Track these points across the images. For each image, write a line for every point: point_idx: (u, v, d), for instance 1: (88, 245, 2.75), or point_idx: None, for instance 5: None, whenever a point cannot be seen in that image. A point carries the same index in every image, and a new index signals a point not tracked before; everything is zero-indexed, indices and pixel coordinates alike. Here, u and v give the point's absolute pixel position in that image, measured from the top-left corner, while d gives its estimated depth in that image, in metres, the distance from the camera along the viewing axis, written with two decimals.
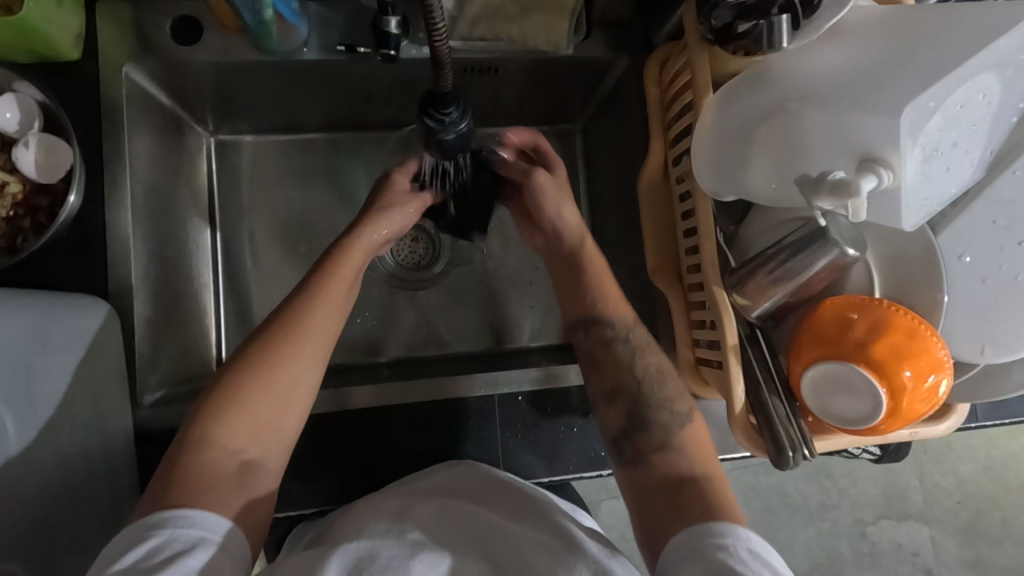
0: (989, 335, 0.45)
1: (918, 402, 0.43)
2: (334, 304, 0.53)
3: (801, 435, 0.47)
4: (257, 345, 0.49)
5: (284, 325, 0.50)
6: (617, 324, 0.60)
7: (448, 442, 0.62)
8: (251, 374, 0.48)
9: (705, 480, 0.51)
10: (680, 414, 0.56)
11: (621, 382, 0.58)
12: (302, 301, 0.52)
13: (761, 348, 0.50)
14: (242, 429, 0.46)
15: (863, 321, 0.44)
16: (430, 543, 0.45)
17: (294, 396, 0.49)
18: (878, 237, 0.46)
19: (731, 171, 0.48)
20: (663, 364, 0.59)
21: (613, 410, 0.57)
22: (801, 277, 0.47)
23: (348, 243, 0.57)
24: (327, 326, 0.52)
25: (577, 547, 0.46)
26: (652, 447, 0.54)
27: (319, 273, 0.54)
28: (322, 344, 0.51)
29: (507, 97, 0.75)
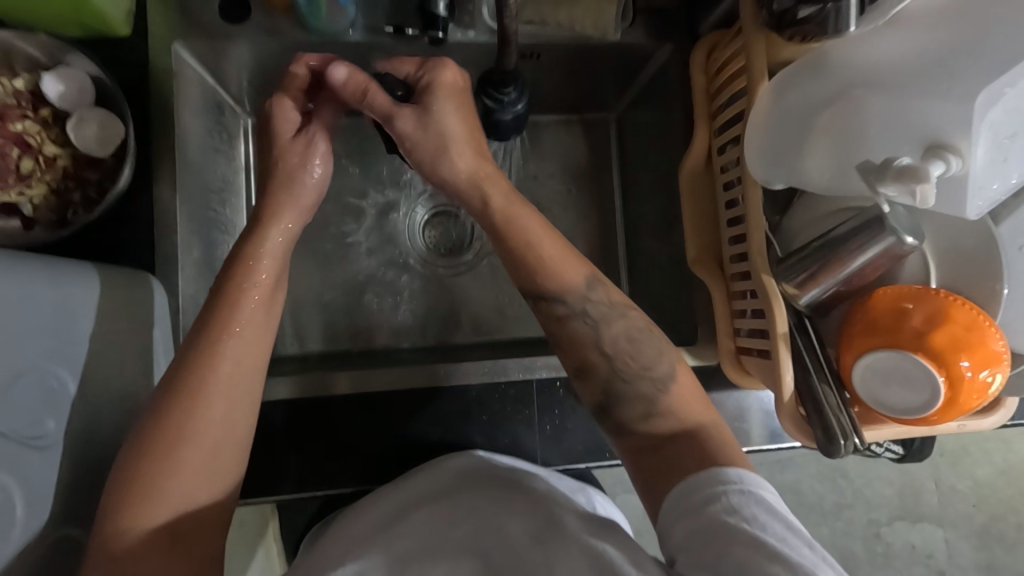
0: None
1: (974, 394, 0.42)
2: (239, 348, 0.48)
3: (852, 424, 0.47)
4: (156, 422, 0.45)
5: (185, 390, 0.46)
6: (569, 296, 0.54)
7: (484, 426, 0.62)
8: (154, 457, 0.44)
9: (697, 430, 0.51)
10: (663, 375, 0.52)
11: (586, 359, 0.54)
12: (197, 365, 0.47)
13: (810, 337, 0.50)
14: (161, 514, 0.44)
15: (918, 312, 0.43)
16: (418, 553, 0.46)
17: (214, 464, 0.46)
18: (936, 226, 0.46)
19: (785, 168, 0.48)
20: (636, 328, 0.54)
21: (584, 385, 0.54)
22: (852, 265, 0.47)
23: (246, 267, 0.52)
24: (234, 388, 0.48)
25: (561, 526, 0.47)
26: (640, 413, 0.52)
27: (212, 330, 0.48)
28: (230, 409, 0.47)
29: (545, 84, 0.75)
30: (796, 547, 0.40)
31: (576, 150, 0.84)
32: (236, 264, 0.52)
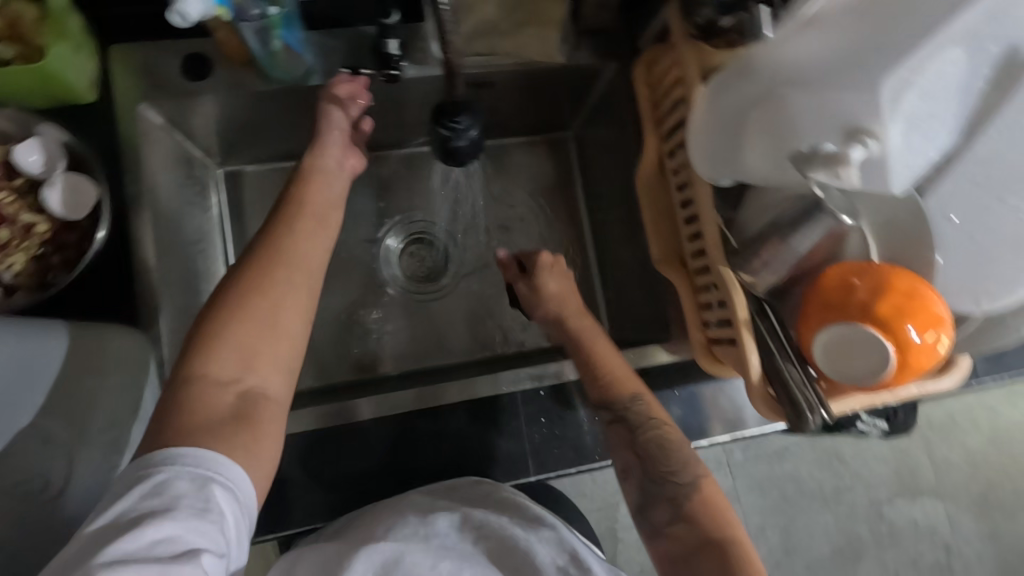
0: (981, 288, 0.46)
1: (922, 355, 0.45)
2: (307, 242, 0.55)
3: (818, 397, 0.49)
4: (237, 284, 0.51)
5: (260, 263, 0.53)
6: (615, 404, 0.61)
7: (475, 440, 0.64)
8: (228, 313, 0.50)
9: (724, 545, 0.53)
10: (687, 482, 0.58)
11: (626, 460, 0.60)
12: (271, 246, 0.54)
13: (771, 321, 0.52)
14: (232, 360, 0.49)
15: (865, 284, 0.46)
16: (451, 552, 0.53)
17: (277, 328, 0.51)
18: (872, 205, 0.48)
19: (729, 157, 0.52)
20: (667, 436, 0.60)
21: (626, 484, 0.60)
22: (799, 248, 0.50)
23: (305, 186, 0.60)
24: (304, 271, 0.54)
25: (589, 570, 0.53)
26: (667, 518, 0.57)
27: (283, 224, 0.56)
28: (300, 286, 0.53)
29: (503, 110, 0.79)
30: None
31: (540, 169, 0.87)
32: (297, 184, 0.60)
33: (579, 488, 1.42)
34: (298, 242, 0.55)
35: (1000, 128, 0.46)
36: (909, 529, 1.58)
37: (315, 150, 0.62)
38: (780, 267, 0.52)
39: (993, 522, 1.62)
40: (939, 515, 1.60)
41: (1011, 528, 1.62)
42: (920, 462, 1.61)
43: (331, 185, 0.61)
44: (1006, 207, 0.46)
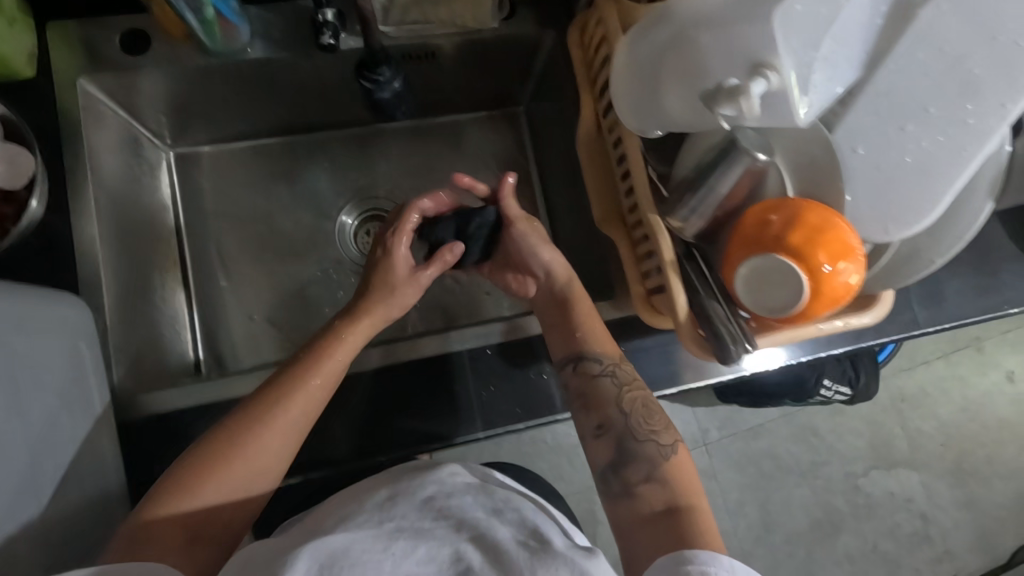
0: (888, 214, 0.48)
1: (837, 283, 0.47)
2: (314, 400, 0.57)
3: (742, 330, 0.51)
4: (239, 424, 0.55)
5: (262, 409, 0.55)
6: (604, 359, 0.63)
7: (418, 403, 0.64)
8: (220, 454, 0.53)
9: (689, 510, 0.56)
10: (667, 444, 0.60)
11: (605, 416, 0.62)
12: (280, 392, 0.56)
13: (698, 262, 0.54)
14: (206, 497, 0.52)
15: (783, 218, 0.48)
16: (406, 531, 0.49)
17: (254, 481, 0.55)
18: (784, 143, 0.50)
19: (652, 111, 0.53)
20: (649, 399, 0.62)
21: (598, 443, 0.61)
22: (722, 189, 0.51)
23: (337, 334, 0.61)
24: (301, 420, 0.56)
25: (551, 545, 0.47)
26: (642, 476, 0.59)
27: (302, 370, 0.58)
28: (291, 436, 0.56)
29: (449, 83, 0.81)
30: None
31: (493, 144, 0.89)
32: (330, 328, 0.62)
33: (557, 471, 1.43)
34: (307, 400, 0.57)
35: (900, 60, 0.47)
36: (886, 500, 1.60)
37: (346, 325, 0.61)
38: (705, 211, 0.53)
39: (967, 489, 1.64)
40: (915, 486, 1.62)
41: (985, 495, 1.64)
42: (893, 434, 1.63)
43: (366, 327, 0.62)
44: (907, 134, 0.48)
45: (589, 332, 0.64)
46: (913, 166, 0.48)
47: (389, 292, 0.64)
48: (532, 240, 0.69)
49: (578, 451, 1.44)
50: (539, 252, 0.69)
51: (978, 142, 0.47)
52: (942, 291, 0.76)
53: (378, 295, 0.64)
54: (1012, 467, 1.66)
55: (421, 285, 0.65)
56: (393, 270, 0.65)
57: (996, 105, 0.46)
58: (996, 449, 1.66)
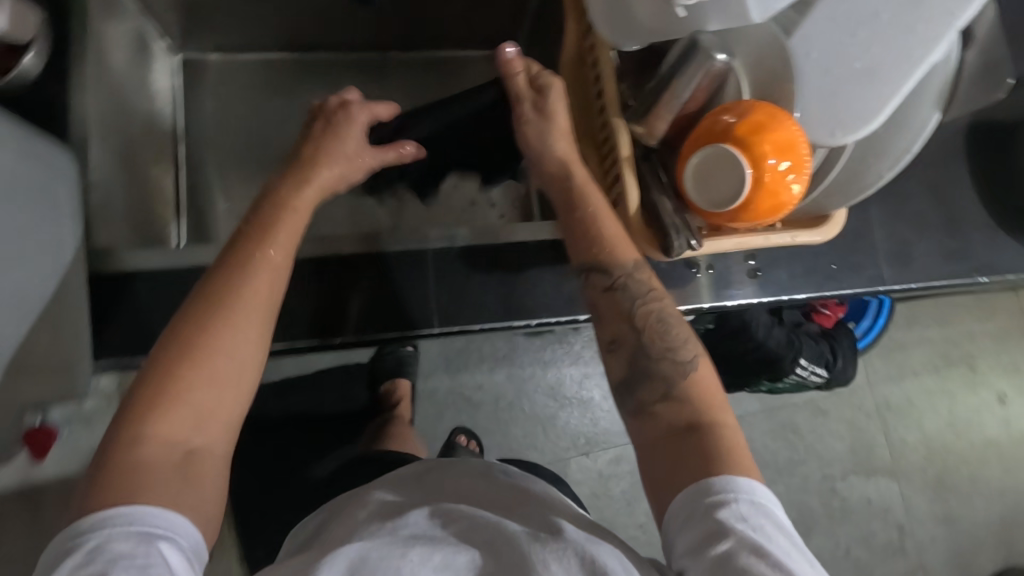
0: (836, 117, 0.51)
1: (779, 178, 0.48)
2: (271, 276, 0.54)
3: (687, 227, 0.53)
4: (193, 322, 0.50)
5: (211, 297, 0.52)
6: (614, 271, 0.56)
7: (383, 294, 0.66)
8: (184, 358, 0.49)
9: (714, 428, 0.50)
10: (685, 360, 0.54)
11: (619, 331, 0.56)
12: (231, 277, 0.53)
13: (653, 166, 0.56)
14: (180, 422, 0.47)
15: (734, 114, 0.50)
16: (421, 538, 0.48)
17: (233, 380, 0.50)
18: (744, 47, 0.53)
19: (622, 17, 0.56)
20: (667, 311, 0.56)
21: (613, 359, 0.56)
22: (683, 93, 0.53)
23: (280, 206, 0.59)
24: (258, 310, 0.52)
25: (563, 534, 0.47)
26: (657, 396, 0.53)
27: (248, 251, 0.54)
28: (261, 315, 0.53)
29: (449, 16, 0.86)
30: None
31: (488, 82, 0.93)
32: (270, 204, 0.59)
33: (531, 438, 1.43)
34: (250, 289, 0.53)
35: None
36: (862, 506, 1.57)
37: (293, 187, 0.60)
38: (669, 114, 0.55)
39: (948, 506, 1.60)
40: (894, 496, 1.58)
41: (967, 514, 1.59)
42: (875, 440, 1.60)
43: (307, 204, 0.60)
44: (858, 40, 0.51)
45: (603, 239, 0.56)
46: (862, 72, 0.51)
47: (335, 160, 0.63)
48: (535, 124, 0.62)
49: (554, 422, 1.44)
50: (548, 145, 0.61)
51: (926, 47, 0.50)
52: (910, 251, 0.76)
53: (324, 162, 0.62)
54: (997, 488, 1.61)
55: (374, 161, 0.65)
56: (349, 136, 0.64)
57: (939, 15, 0.50)
58: (982, 469, 1.61)
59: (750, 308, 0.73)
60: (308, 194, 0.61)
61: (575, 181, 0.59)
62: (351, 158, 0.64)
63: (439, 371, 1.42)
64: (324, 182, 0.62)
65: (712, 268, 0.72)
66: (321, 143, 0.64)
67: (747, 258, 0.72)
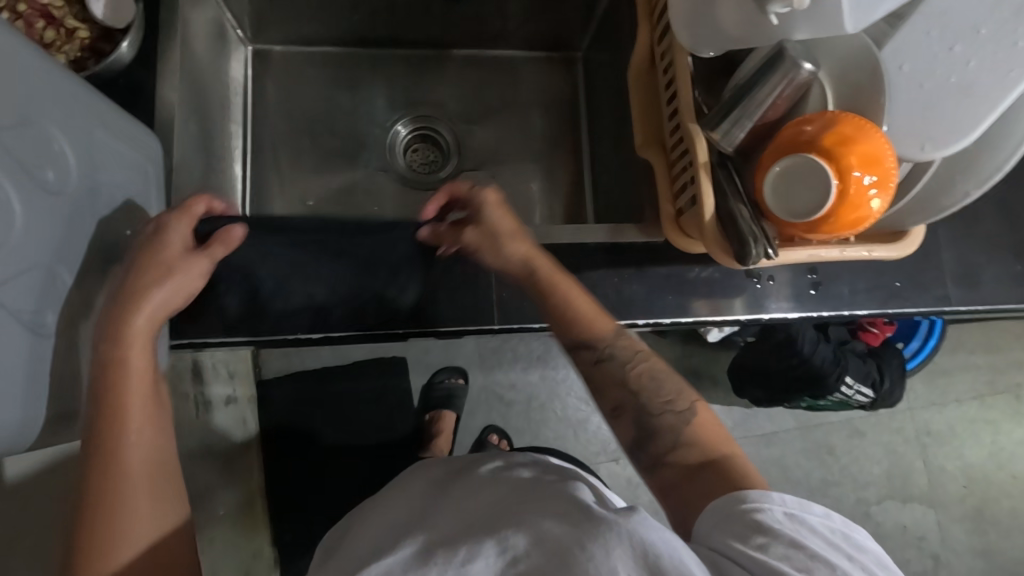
0: (926, 132, 0.51)
1: (864, 189, 0.48)
2: (144, 395, 0.52)
3: (764, 234, 0.52)
4: (92, 470, 0.49)
5: (98, 446, 0.50)
6: (597, 342, 0.62)
7: (442, 286, 0.68)
8: (102, 506, 0.49)
9: (726, 460, 0.55)
10: (683, 409, 0.59)
11: (619, 398, 0.61)
12: (104, 420, 0.50)
13: (729, 172, 0.56)
14: (133, 559, 0.49)
15: (817, 124, 0.50)
16: (440, 541, 0.45)
17: (164, 494, 0.52)
18: (830, 58, 0.53)
19: (704, 23, 0.54)
20: (654, 367, 0.62)
21: (620, 423, 0.61)
22: (767, 100, 0.52)
23: (118, 330, 0.52)
24: (153, 426, 0.52)
25: (594, 512, 0.43)
26: (667, 447, 0.58)
27: (105, 388, 0.50)
28: (154, 432, 0.52)
29: (514, 15, 0.88)
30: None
31: (545, 83, 0.95)
32: (104, 333, 0.52)
33: (561, 440, 1.42)
34: (127, 416, 0.51)
35: None
36: (897, 533, 1.52)
37: (117, 313, 0.51)
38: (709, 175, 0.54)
39: (987, 538, 1.54)
40: (930, 524, 1.54)
41: (1006, 549, 1.54)
42: (913, 466, 1.55)
43: (155, 310, 0.53)
44: (954, 54, 0.51)
45: (579, 319, 0.63)
46: (954, 85, 0.51)
47: (157, 279, 0.53)
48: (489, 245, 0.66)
49: (585, 426, 1.43)
50: (504, 253, 0.65)
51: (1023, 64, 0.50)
52: (978, 272, 0.74)
53: (149, 284, 0.53)
54: None
55: (206, 268, 0.56)
56: (167, 253, 0.55)
57: None
58: None
59: (810, 321, 0.72)
60: (143, 313, 0.52)
61: (542, 275, 0.64)
62: (169, 273, 0.54)
63: (473, 367, 1.43)
64: (163, 302, 0.54)
65: (773, 279, 0.71)
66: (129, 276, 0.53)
67: (808, 271, 0.71)
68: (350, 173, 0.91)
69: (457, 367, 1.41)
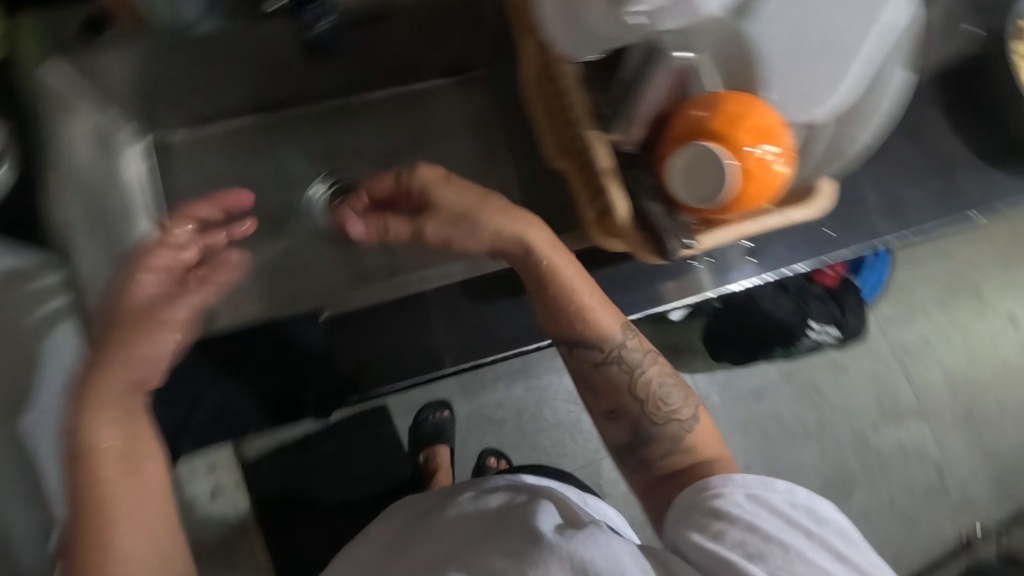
0: (808, 94, 0.53)
1: (761, 163, 0.49)
2: (134, 528, 0.45)
3: (680, 227, 0.53)
4: None
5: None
6: (607, 346, 0.61)
7: (390, 345, 0.67)
8: None
9: (713, 462, 0.59)
10: (689, 417, 0.61)
11: (618, 402, 0.61)
12: (85, 560, 0.44)
13: (635, 170, 0.56)
14: None
15: (704, 108, 0.50)
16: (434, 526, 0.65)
17: None
18: (707, 43, 0.53)
19: (580, 32, 0.55)
20: (664, 375, 0.61)
21: (614, 424, 0.62)
22: (649, 95, 0.54)
23: (88, 447, 0.45)
24: (142, 567, 0.45)
25: (541, 535, 0.52)
26: (661, 454, 0.60)
27: (84, 521, 0.44)
28: (149, 567, 0.46)
29: (404, 54, 0.86)
30: (855, 561, 0.49)
31: (452, 108, 0.94)
32: (76, 447, 0.45)
33: (558, 446, 1.42)
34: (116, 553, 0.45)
35: None
36: (897, 453, 1.56)
37: (91, 418, 0.45)
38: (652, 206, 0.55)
39: (980, 435, 1.59)
40: (926, 437, 1.58)
41: (999, 442, 1.60)
42: (898, 386, 1.59)
43: (117, 413, 0.46)
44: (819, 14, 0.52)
45: (584, 316, 0.60)
46: (826, 44, 0.52)
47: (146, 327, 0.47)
48: (449, 232, 0.56)
49: (578, 426, 1.43)
50: (479, 234, 0.56)
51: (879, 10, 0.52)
52: (900, 201, 0.76)
53: (143, 340, 0.46)
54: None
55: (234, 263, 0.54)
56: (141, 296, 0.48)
57: None
58: (1005, 395, 1.62)
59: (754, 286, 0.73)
60: (110, 420, 0.45)
61: (539, 261, 0.57)
62: (172, 324, 0.48)
63: (456, 397, 1.41)
64: (121, 396, 0.46)
65: (710, 256, 0.72)
66: (115, 333, 0.47)
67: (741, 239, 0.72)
68: (276, 245, 0.88)
69: (440, 401, 1.38)
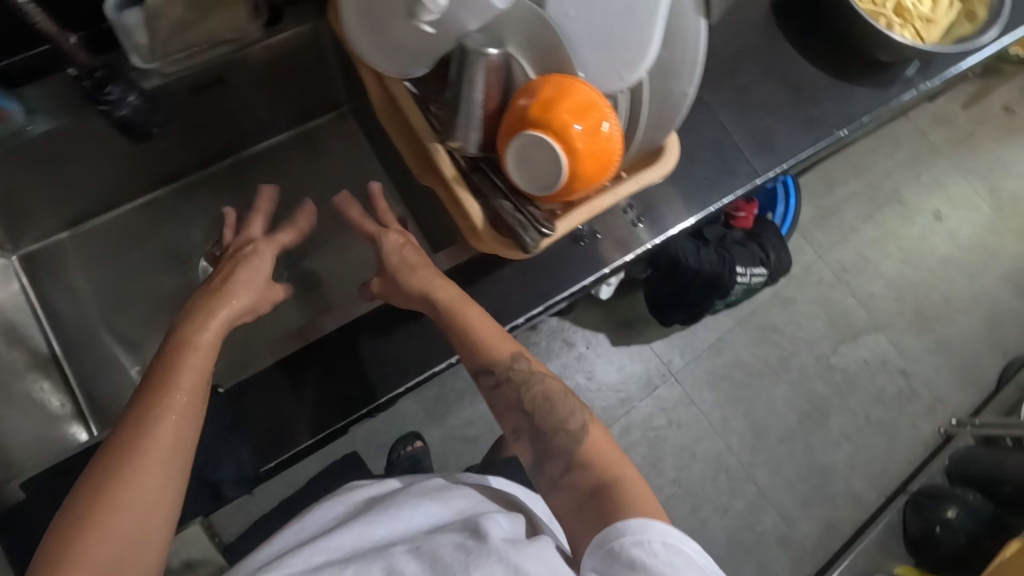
0: (618, 62, 0.53)
1: (591, 140, 0.49)
2: (182, 423, 0.51)
3: (535, 218, 0.53)
4: (95, 484, 0.46)
5: (121, 457, 0.47)
6: (496, 366, 0.62)
7: (298, 401, 0.65)
8: (84, 520, 0.44)
9: (618, 483, 0.54)
10: (576, 429, 0.59)
11: (516, 421, 0.62)
12: (139, 429, 0.49)
13: (485, 172, 0.56)
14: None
15: (527, 96, 0.50)
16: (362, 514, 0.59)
17: (149, 529, 0.46)
18: (511, 34, 0.54)
19: (395, 52, 0.56)
20: (550, 389, 0.62)
21: (519, 445, 0.62)
22: (477, 93, 0.53)
23: (178, 353, 0.55)
24: (170, 457, 0.49)
25: (486, 541, 0.51)
26: (562, 470, 0.57)
27: (149, 404, 0.51)
28: (178, 466, 0.49)
29: (262, 108, 0.85)
30: None
31: (329, 147, 0.94)
32: (165, 356, 0.55)
33: None
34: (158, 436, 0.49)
35: None
36: (862, 369, 1.58)
37: (192, 326, 0.57)
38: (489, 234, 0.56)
39: (936, 332, 1.63)
40: (886, 347, 1.60)
41: (956, 334, 1.63)
42: (847, 305, 1.62)
43: (209, 345, 0.56)
44: None
45: (479, 343, 0.62)
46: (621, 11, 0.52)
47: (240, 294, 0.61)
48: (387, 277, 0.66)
49: None
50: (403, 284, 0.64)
51: None
52: (770, 136, 0.78)
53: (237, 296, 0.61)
54: (970, 298, 1.66)
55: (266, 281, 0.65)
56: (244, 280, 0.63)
57: None
58: (949, 287, 1.66)
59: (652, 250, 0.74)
60: (199, 350, 0.55)
61: (441, 306, 0.63)
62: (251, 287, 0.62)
63: (425, 425, 1.40)
64: (207, 344, 0.56)
65: (598, 232, 0.72)
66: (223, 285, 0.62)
67: (625, 208, 0.73)
68: None
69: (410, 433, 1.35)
